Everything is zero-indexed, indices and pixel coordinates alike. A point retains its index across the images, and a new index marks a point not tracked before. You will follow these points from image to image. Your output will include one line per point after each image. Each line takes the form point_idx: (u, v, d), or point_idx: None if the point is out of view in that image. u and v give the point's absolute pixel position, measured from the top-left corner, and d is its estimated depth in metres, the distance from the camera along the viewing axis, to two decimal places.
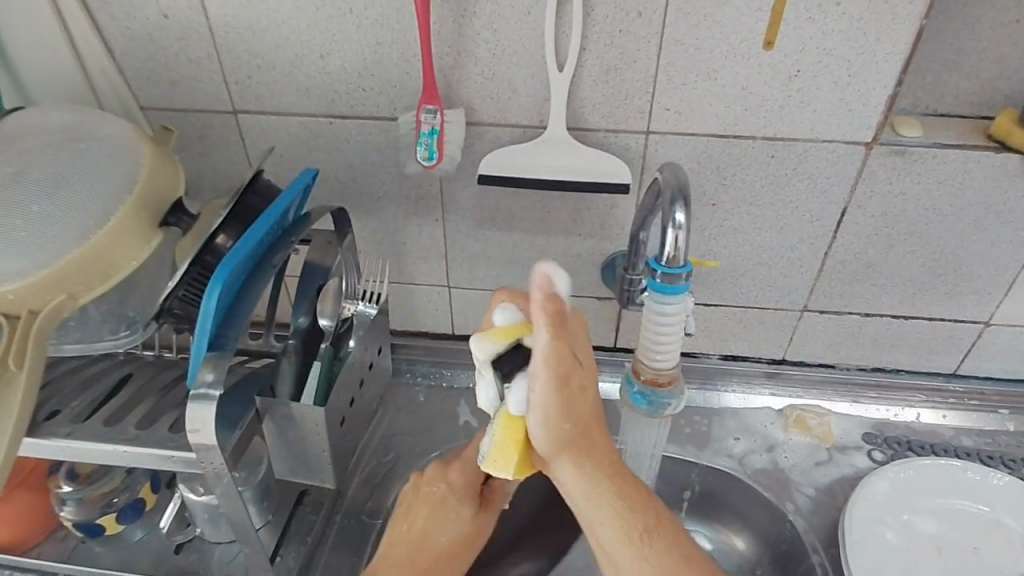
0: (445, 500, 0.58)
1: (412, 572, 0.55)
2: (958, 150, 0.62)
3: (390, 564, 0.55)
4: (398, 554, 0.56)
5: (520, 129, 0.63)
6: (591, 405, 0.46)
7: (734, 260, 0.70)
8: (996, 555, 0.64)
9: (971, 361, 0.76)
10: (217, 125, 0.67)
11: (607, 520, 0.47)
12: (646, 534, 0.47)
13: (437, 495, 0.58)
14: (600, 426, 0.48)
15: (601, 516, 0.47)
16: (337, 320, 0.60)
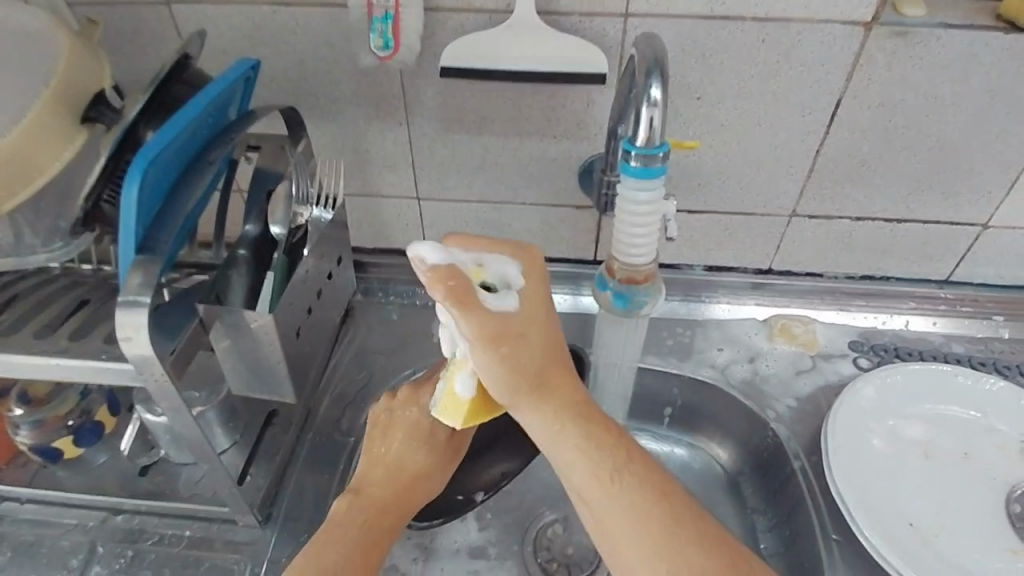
0: (420, 426, 0.54)
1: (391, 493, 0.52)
2: (966, 30, 0.56)
3: (370, 485, 0.53)
4: (379, 475, 0.53)
5: (486, 14, 0.57)
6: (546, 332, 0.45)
7: (721, 161, 0.66)
8: (983, 459, 0.63)
9: (965, 266, 0.74)
10: (149, 18, 0.60)
11: (574, 459, 0.46)
12: (617, 474, 0.45)
13: (412, 419, 0.55)
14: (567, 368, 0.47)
15: (566, 446, 0.46)
16: (291, 226, 0.56)
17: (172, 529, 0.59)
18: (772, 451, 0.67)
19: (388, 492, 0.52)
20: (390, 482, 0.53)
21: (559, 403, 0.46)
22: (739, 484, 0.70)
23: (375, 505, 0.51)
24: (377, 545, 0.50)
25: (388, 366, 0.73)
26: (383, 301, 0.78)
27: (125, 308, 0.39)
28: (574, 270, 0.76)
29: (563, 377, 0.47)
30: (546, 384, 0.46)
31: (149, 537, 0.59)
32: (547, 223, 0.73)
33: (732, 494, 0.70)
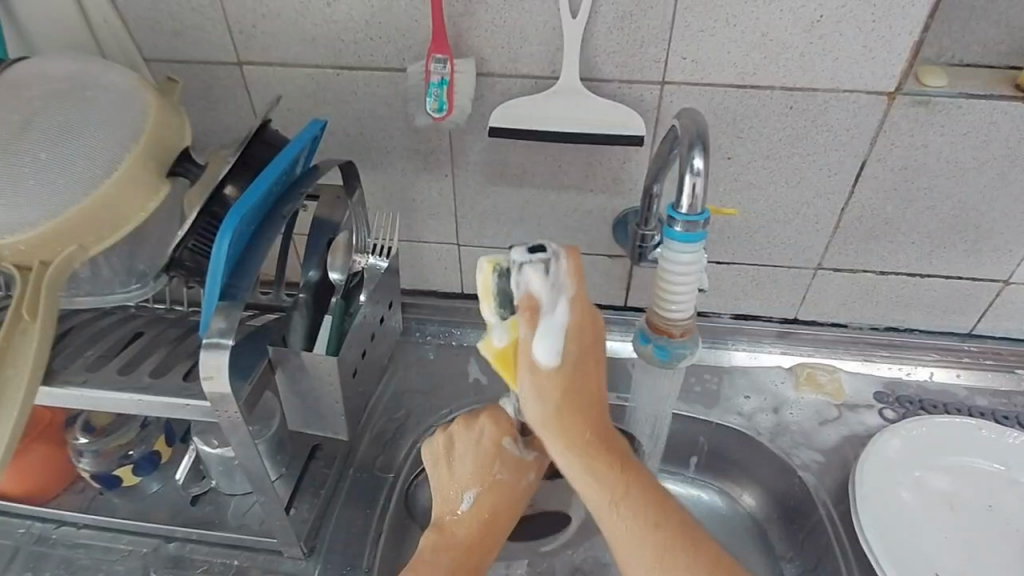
0: (489, 460, 0.56)
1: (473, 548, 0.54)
2: (984, 101, 0.60)
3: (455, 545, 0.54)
4: (463, 526, 0.55)
5: (532, 80, 0.62)
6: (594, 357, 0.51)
7: (749, 216, 0.69)
8: (1008, 512, 0.64)
9: (987, 320, 0.76)
10: (223, 78, 0.66)
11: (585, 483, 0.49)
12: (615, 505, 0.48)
13: (480, 455, 0.56)
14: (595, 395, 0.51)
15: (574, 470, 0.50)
16: (349, 273, 0.60)
17: (220, 557, 0.62)
18: (799, 499, 0.69)
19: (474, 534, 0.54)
20: (484, 528, 0.55)
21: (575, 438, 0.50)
22: (766, 531, 0.71)
23: (459, 542, 0.53)
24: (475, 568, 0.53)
25: (425, 404, 0.76)
26: (421, 340, 0.82)
27: (209, 350, 0.44)
28: (605, 315, 0.79)
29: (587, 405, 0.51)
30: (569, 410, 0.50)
31: (198, 565, 0.62)
32: (580, 270, 0.76)
33: (759, 541, 0.71)
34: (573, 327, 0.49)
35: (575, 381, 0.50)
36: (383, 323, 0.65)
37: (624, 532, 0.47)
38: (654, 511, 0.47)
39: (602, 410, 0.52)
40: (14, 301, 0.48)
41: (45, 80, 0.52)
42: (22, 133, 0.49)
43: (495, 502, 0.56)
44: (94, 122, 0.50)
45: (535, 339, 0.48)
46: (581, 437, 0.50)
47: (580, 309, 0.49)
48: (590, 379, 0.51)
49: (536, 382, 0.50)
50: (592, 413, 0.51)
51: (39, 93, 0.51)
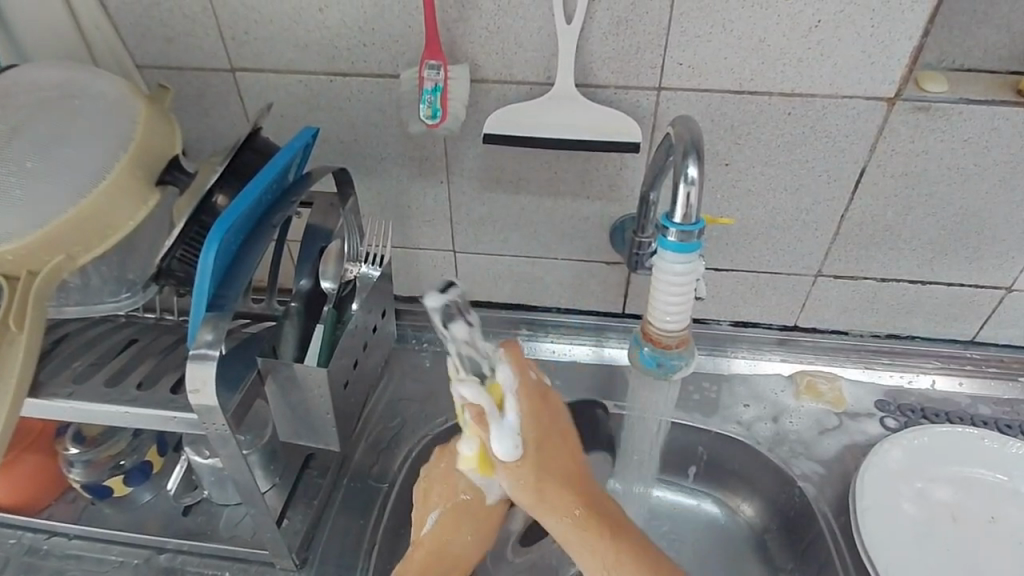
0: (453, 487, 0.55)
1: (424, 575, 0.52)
2: (985, 106, 0.59)
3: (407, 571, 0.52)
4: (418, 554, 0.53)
5: (527, 86, 0.61)
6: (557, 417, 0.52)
7: (748, 223, 0.68)
8: (1011, 524, 0.63)
9: (990, 328, 0.75)
10: (215, 84, 0.65)
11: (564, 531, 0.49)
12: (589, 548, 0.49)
13: (444, 482, 0.55)
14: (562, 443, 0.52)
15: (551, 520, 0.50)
16: (340, 282, 0.60)
17: (211, 569, 0.61)
18: (798, 509, 0.68)
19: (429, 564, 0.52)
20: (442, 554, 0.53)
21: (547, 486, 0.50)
22: (765, 541, 0.70)
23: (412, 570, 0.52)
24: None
25: (420, 413, 0.75)
26: (417, 347, 0.81)
27: (196, 362, 0.43)
28: (603, 322, 0.79)
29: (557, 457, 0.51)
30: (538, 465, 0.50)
31: None
32: (577, 277, 0.75)
33: (759, 552, 0.70)
34: (525, 423, 0.50)
35: (535, 446, 0.51)
36: (376, 332, 0.65)
37: (596, 574, 0.49)
38: (618, 549, 0.48)
39: (565, 455, 0.52)
40: (0, 311, 0.48)
41: (34, 88, 0.52)
42: (10, 142, 0.48)
43: (456, 525, 0.54)
44: (83, 130, 0.50)
45: (491, 440, 0.49)
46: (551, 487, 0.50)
47: (523, 397, 0.51)
48: (554, 435, 0.51)
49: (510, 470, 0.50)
50: (560, 463, 0.51)
51: (28, 101, 0.51)
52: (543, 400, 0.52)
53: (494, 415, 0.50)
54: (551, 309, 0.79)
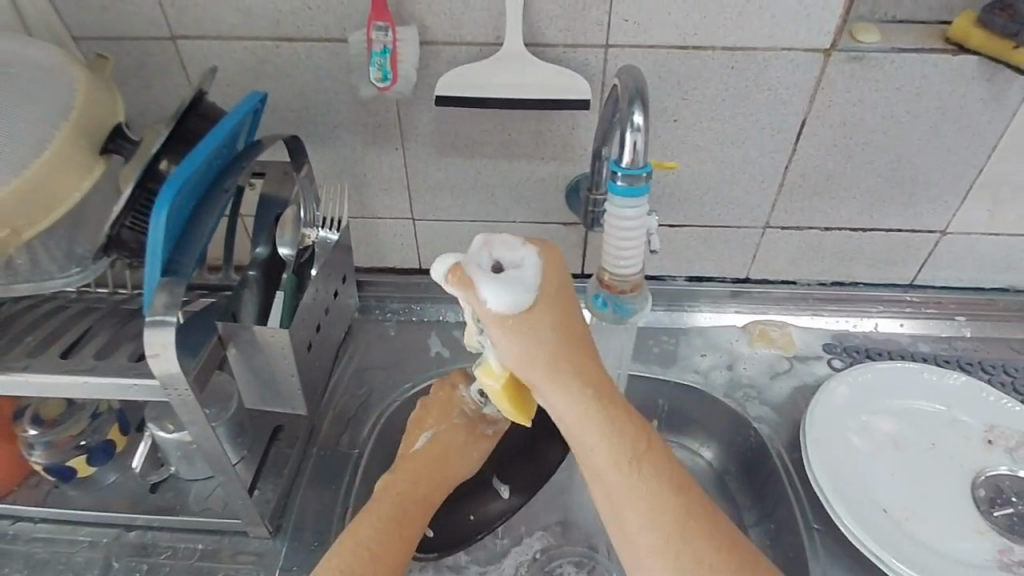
0: (449, 408, 0.62)
1: (408, 484, 0.56)
2: (916, 54, 0.62)
3: (395, 485, 0.56)
4: (408, 470, 0.57)
5: (477, 46, 0.61)
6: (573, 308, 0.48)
7: (696, 177, 0.70)
8: (952, 449, 0.67)
9: (927, 270, 0.79)
10: (156, 53, 0.64)
11: (601, 436, 0.46)
12: (635, 461, 0.46)
13: (441, 402, 0.63)
14: (579, 335, 0.48)
15: (583, 420, 0.46)
16: (298, 247, 0.59)
17: (184, 543, 0.61)
18: (754, 449, 0.71)
19: (417, 477, 0.57)
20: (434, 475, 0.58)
21: (577, 380, 0.46)
22: (725, 482, 0.74)
23: (404, 480, 0.56)
24: (411, 529, 0.54)
25: (388, 380, 0.76)
26: (381, 317, 0.81)
27: (153, 327, 0.43)
28: None
29: (582, 352, 0.48)
30: (568, 356, 0.47)
31: (162, 551, 0.61)
32: (536, 240, 0.77)
33: (719, 492, 0.74)
34: (544, 290, 0.47)
35: (569, 335, 0.47)
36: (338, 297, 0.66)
37: (647, 495, 0.45)
38: (664, 471, 0.46)
39: (590, 357, 0.49)
40: None
41: None
42: None
43: (449, 444, 0.60)
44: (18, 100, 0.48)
45: (486, 299, 0.45)
46: (587, 383, 0.47)
47: (549, 262, 0.47)
48: (572, 320, 0.48)
49: (525, 343, 0.46)
50: (586, 358, 0.48)
51: None
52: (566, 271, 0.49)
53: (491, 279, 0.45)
54: None
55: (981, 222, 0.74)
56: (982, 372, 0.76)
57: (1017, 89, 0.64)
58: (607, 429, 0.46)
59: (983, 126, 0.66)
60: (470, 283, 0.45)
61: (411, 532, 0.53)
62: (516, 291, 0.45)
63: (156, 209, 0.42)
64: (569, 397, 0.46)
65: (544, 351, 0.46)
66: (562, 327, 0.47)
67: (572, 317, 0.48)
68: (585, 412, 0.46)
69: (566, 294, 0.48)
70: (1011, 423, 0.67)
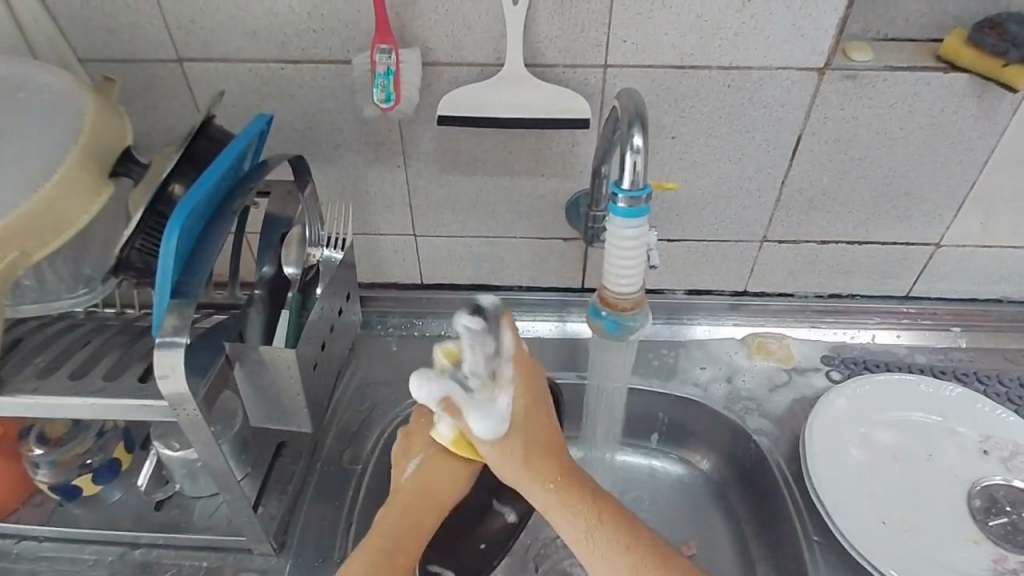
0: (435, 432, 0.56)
1: (393, 519, 0.52)
2: (908, 73, 0.63)
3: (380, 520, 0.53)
4: (393, 506, 0.53)
5: (478, 67, 0.62)
6: (537, 401, 0.53)
7: (693, 193, 0.71)
8: (948, 459, 0.68)
9: (922, 282, 0.80)
10: (163, 75, 0.65)
11: (562, 518, 0.50)
12: (589, 534, 0.50)
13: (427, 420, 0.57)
14: (543, 418, 0.53)
15: (547, 506, 0.51)
16: (303, 266, 0.60)
17: (189, 560, 0.62)
18: (753, 461, 0.72)
19: (400, 511, 0.53)
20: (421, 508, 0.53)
21: (540, 467, 0.51)
22: (725, 494, 0.75)
23: (389, 515, 0.52)
24: (406, 560, 0.51)
25: (391, 396, 0.76)
26: (383, 333, 0.83)
27: (162, 349, 0.44)
28: (564, 298, 0.81)
29: (542, 442, 0.52)
30: (532, 452, 0.51)
31: (167, 569, 0.61)
32: (537, 255, 0.78)
33: (718, 504, 0.75)
34: (518, 400, 0.51)
35: (530, 425, 0.52)
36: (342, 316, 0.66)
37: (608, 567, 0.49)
38: (628, 541, 0.49)
39: (554, 441, 0.53)
40: None
41: None
42: None
43: (438, 469, 0.54)
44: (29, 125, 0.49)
45: (471, 422, 0.50)
46: (547, 473, 0.51)
47: (517, 364, 0.52)
48: (535, 415, 0.52)
49: (500, 450, 0.51)
50: (547, 449, 0.52)
51: None
52: (533, 370, 0.53)
53: (471, 402, 0.50)
54: (513, 288, 0.82)
55: (975, 235, 0.76)
56: (978, 383, 0.77)
57: (1007, 105, 0.65)
58: (566, 509, 0.50)
59: (975, 142, 0.68)
60: (459, 411, 0.50)
61: (404, 564, 0.50)
62: (497, 409, 0.50)
63: (166, 261, 0.44)
64: (535, 487, 0.51)
65: (513, 448, 0.51)
66: (526, 418, 0.52)
67: (535, 412, 0.52)
68: (549, 498, 0.51)
69: (524, 391, 0.52)
70: (1006, 433, 0.68)
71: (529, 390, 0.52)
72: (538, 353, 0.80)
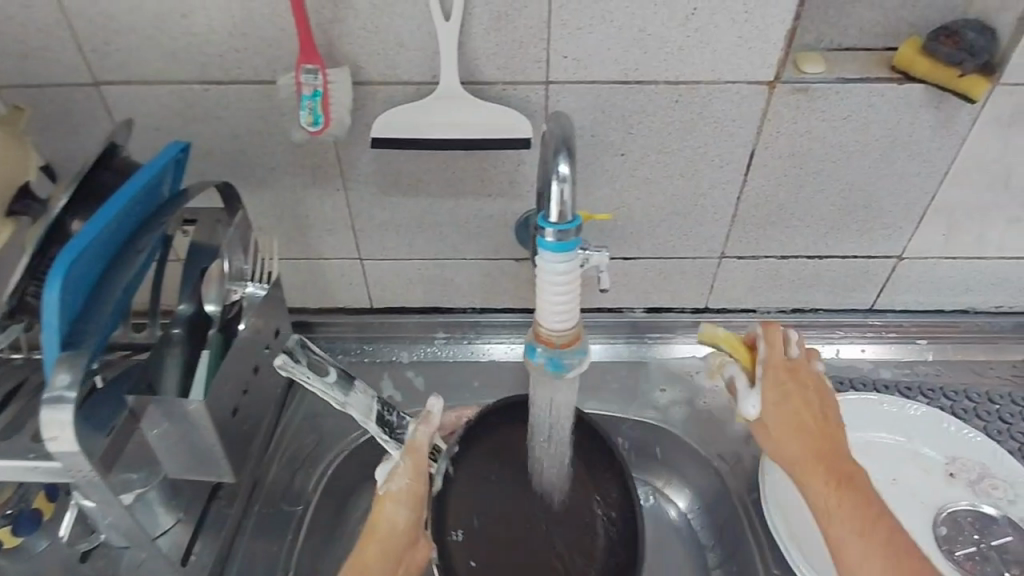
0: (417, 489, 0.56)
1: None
2: (861, 85, 0.61)
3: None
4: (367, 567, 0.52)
5: (414, 86, 0.59)
6: (813, 392, 0.58)
7: (647, 211, 0.69)
8: (912, 483, 0.66)
9: (886, 295, 0.78)
10: (80, 100, 0.61)
11: (834, 505, 0.53)
12: (867, 527, 0.51)
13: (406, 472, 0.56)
14: (812, 395, 0.58)
15: (818, 498, 0.54)
16: (225, 303, 0.56)
17: None
18: None
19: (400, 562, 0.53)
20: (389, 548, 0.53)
21: (808, 449, 0.55)
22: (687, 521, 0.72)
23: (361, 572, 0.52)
24: None
25: (338, 428, 0.73)
26: (332, 360, 0.78)
27: (49, 407, 0.42)
28: (520, 320, 0.78)
29: (821, 422, 0.57)
30: (819, 433, 0.56)
31: None
32: (488, 276, 0.75)
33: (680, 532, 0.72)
34: (767, 395, 0.58)
35: (812, 413, 0.57)
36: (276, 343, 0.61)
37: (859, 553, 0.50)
38: (871, 525, 0.51)
39: (823, 421, 0.57)
40: None
41: None
42: None
43: (405, 525, 0.55)
44: None
45: None
46: (813, 455, 0.55)
47: (769, 368, 0.59)
48: (805, 399, 0.57)
49: (765, 436, 0.58)
50: (822, 433, 0.56)
51: None
52: (800, 370, 0.59)
53: None
54: (467, 310, 0.79)
55: (938, 246, 0.73)
56: (944, 399, 0.75)
57: (965, 115, 0.63)
58: (829, 488, 0.53)
59: (933, 154, 0.65)
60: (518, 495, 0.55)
61: None
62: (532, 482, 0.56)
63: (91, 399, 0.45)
64: (817, 483, 0.54)
65: (795, 435, 0.56)
66: (791, 411, 0.57)
67: (811, 400, 0.57)
68: (831, 493, 0.53)
69: (791, 391, 0.57)
70: (971, 455, 0.66)
71: (795, 390, 0.58)
72: (493, 378, 0.77)
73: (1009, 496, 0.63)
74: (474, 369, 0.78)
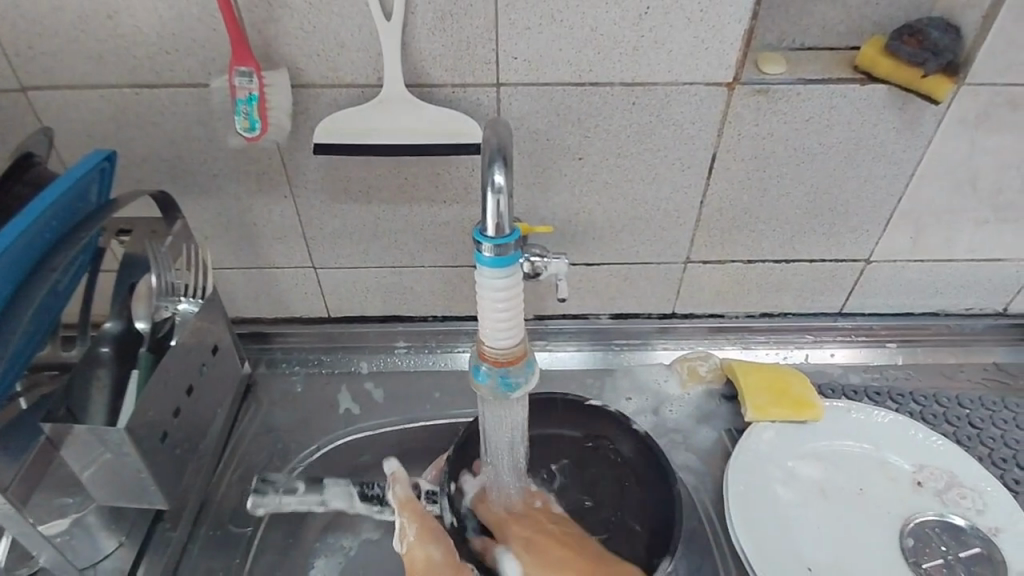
0: (427, 530, 0.55)
1: None
2: (823, 86, 0.59)
3: None
4: None
5: (358, 89, 0.57)
6: (563, 545, 0.57)
7: (608, 217, 0.67)
8: (879, 492, 0.64)
9: (856, 299, 0.77)
10: (5, 106, 0.58)
11: None
12: None
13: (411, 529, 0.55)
14: (561, 544, 0.57)
15: None
16: (156, 320, 0.53)
17: None
18: None
19: None
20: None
21: None
22: None
23: None
24: None
25: (292, 443, 0.70)
26: (289, 371, 0.75)
27: None
28: None
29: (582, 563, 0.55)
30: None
31: None
32: (447, 284, 0.72)
33: None
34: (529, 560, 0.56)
35: (564, 557, 0.56)
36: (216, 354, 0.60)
37: None
38: None
39: (585, 558, 0.56)
40: None
41: None
42: None
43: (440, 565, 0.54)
44: None
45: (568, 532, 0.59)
46: None
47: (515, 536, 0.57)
48: (562, 550, 0.56)
49: None
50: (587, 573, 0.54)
51: None
52: (535, 511, 0.60)
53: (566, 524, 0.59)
54: (427, 318, 0.76)
55: (905, 250, 0.72)
56: (913, 404, 0.73)
57: (929, 117, 0.61)
58: None
59: (898, 155, 0.64)
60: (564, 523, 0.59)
61: None
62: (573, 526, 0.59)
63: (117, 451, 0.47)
64: None
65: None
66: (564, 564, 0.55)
67: (565, 547, 0.56)
68: None
69: (537, 547, 0.56)
70: (938, 463, 0.65)
71: (540, 542, 0.57)
72: (456, 388, 0.75)
73: (977, 506, 0.62)
74: (435, 379, 0.75)
